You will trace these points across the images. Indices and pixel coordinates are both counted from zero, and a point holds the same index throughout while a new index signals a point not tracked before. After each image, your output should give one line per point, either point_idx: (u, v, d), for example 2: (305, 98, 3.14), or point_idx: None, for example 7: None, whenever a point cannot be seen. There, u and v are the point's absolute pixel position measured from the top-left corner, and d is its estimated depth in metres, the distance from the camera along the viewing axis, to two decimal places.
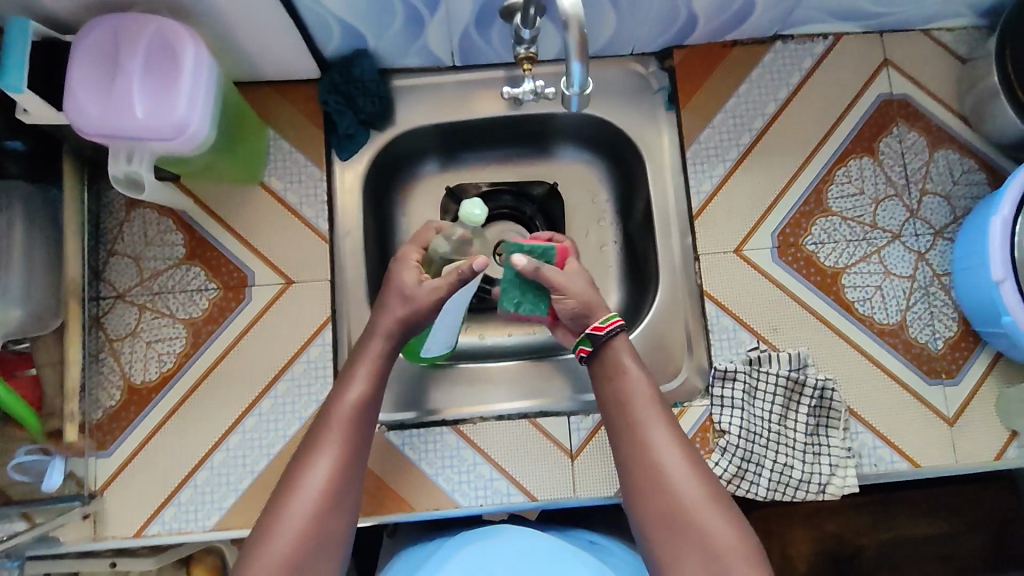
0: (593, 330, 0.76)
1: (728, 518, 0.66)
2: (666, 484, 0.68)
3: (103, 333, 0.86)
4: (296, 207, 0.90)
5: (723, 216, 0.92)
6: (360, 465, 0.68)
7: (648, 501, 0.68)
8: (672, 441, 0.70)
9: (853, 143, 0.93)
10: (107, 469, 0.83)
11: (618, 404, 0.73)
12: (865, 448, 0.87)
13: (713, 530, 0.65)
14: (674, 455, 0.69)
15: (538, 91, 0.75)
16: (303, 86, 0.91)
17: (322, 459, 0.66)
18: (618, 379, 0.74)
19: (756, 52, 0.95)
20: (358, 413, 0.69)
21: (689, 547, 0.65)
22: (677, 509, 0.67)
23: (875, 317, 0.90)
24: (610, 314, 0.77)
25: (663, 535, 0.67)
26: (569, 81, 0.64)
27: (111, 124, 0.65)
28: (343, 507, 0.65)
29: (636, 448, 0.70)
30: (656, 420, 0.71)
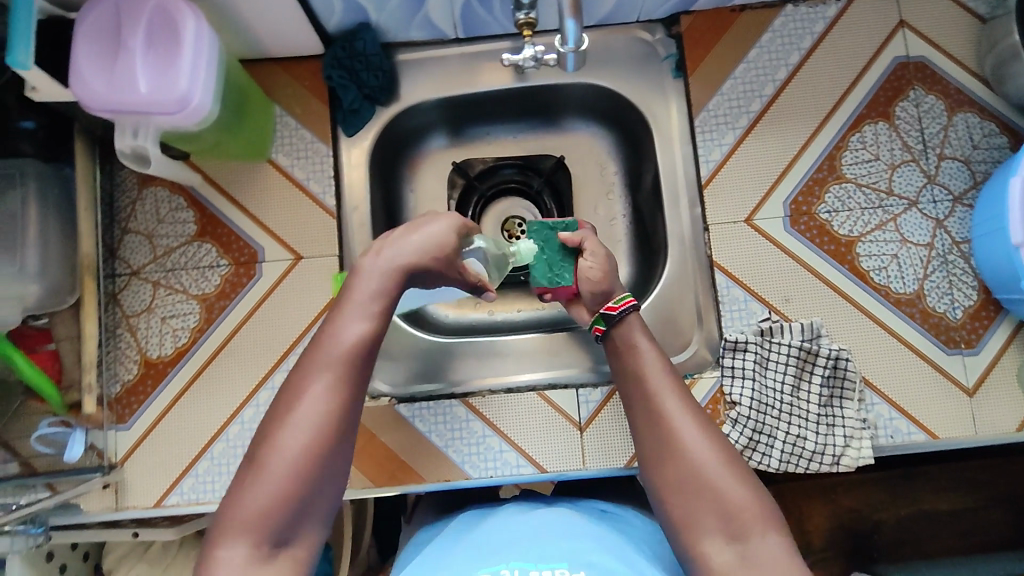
0: (606, 310, 0.77)
1: (743, 480, 0.61)
2: (678, 445, 0.64)
3: (120, 309, 0.88)
4: (303, 182, 0.90)
5: (733, 185, 0.90)
6: (353, 416, 0.58)
7: (658, 464, 0.65)
8: (684, 405, 0.67)
9: (868, 108, 0.91)
10: (127, 442, 0.86)
11: (634, 377, 0.71)
12: (881, 419, 0.85)
13: (728, 492, 0.61)
14: (686, 417, 0.66)
15: (538, 58, 0.79)
16: (308, 62, 0.91)
17: (301, 415, 0.56)
18: (629, 352, 0.73)
19: (766, 15, 0.93)
20: (355, 353, 0.58)
21: (704, 510, 0.61)
22: (690, 470, 0.62)
23: (892, 286, 0.88)
24: (623, 294, 0.79)
25: (677, 501, 0.62)
26: (564, 39, 0.72)
27: (116, 99, 0.67)
28: (331, 465, 0.56)
29: (647, 413, 0.68)
30: (667, 386, 0.68)
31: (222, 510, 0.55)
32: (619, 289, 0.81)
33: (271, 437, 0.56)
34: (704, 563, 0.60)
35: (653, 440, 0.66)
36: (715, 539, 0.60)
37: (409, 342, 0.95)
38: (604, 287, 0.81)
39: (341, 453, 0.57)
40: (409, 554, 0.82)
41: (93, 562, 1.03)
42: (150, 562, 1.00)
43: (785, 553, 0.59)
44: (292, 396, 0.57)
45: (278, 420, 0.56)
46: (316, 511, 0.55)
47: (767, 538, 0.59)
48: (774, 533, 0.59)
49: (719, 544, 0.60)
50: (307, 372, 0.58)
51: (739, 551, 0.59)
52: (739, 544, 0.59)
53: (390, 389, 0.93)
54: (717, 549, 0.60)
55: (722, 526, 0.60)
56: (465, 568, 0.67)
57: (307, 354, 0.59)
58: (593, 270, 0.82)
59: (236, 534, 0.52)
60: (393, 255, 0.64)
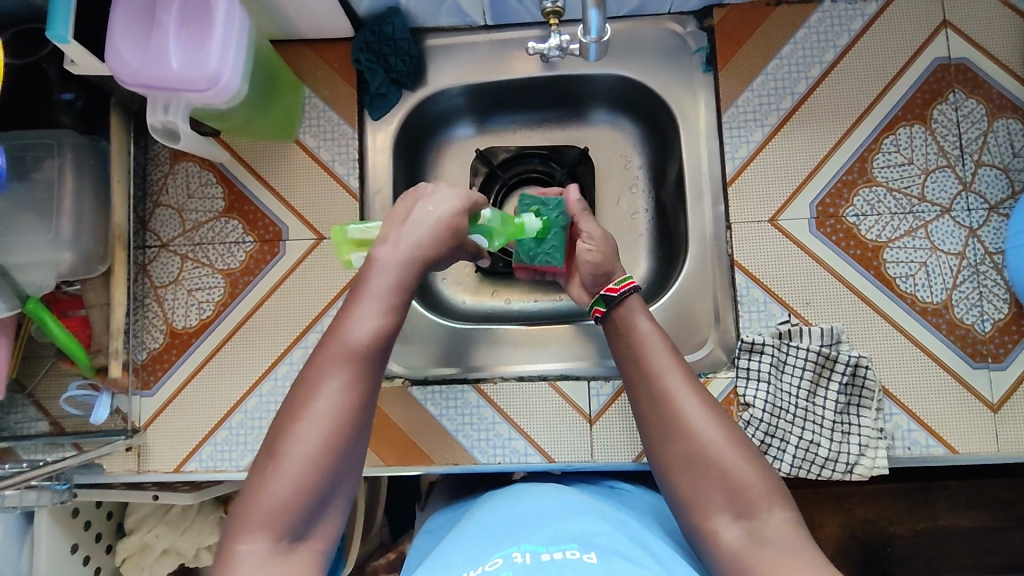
0: (607, 291, 0.77)
1: (752, 460, 0.63)
2: (684, 424, 0.66)
3: (149, 280, 0.91)
4: (328, 163, 0.92)
5: (760, 183, 0.88)
6: (366, 411, 0.59)
7: (664, 444, 0.66)
8: (688, 385, 0.68)
9: (904, 110, 0.89)
10: (151, 408, 0.89)
11: (634, 358, 0.71)
12: (898, 430, 0.83)
13: (738, 471, 0.63)
14: (689, 398, 0.67)
15: (563, 48, 0.78)
16: (338, 45, 0.93)
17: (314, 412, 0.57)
18: (627, 334, 0.74)
19: (802, 12, 0.91)
20: (369, 343, 0.59)
21: (713, 492, 0.63)
22: (697, 451, 0.64)
23: (918, 295, 0.85)
24: (623, 277, 0.80)
25: (684, 477, 0.64)
26: (587, 30, 0.73)
27: (148, 76, 0.68)
28: (346, 455, 0.57)
29: (650, 393, 0.69)
30: (671, 367, 0.69)
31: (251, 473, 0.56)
32: (619, 272, 0.81)
33: (284, 440, 0.56)
34: (713, 538, 0.62)
35: (659, 420, 0.67)
36: (722, 515, 0.62)
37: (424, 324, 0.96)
38: (604, 267, 0.81)
39: (352, 450, 0.58)
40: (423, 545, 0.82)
41: (116, 521, 1.08)
42: (169, 524, 1.05)
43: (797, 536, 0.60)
44: (305, 400, 0.58)
45: (291, 422, 0.57)
46: (338, 500, 0.57)
47: (775, 514, 0.61)
48: (779, 509, 0.61)
49: (727, 521, 0.62)
50: (319, 372, 0.58)
51: (746, 528, 0.61)
52: (746, 521, 0.61)
53: (404, 369, 0.94)
54: (724, 525, 0.62)
55: (728, 503, 0.62)
56: (475, 552, 0.68)
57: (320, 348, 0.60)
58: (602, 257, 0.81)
59: (260, 517, 0.54)
60: (413, 240, 0.65)
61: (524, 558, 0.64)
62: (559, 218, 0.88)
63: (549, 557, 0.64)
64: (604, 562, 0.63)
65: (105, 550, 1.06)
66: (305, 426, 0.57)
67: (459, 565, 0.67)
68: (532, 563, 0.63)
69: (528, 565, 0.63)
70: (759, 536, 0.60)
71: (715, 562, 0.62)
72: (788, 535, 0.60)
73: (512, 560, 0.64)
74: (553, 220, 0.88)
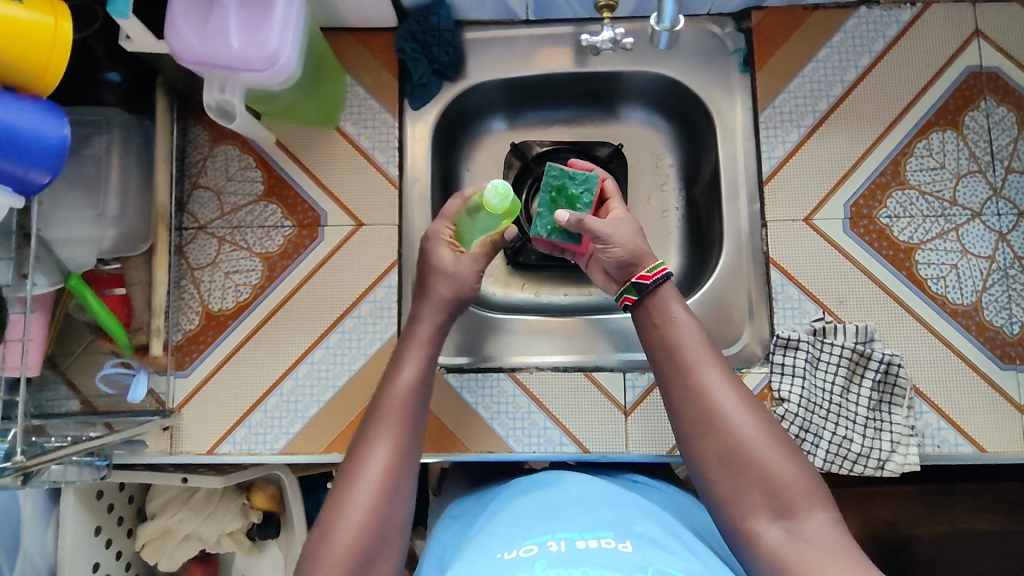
0: (638, 279, 0.76)
1: (790, 455, 0.65)
2: (722, 418, 0.67)
3: (185, 261, 0.91)
4: (368, 151, 0.93)
5: (796, 182, 0.90)
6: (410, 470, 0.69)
7: (701, 438, 0.67)
8: (724, 379, 0.69)
9: (937, 115, 0.90)
10: (185, 389, 0.89)
11: (668, 350, 0.72)
12: (928, 428, 0.84)
13: (778, 468, 0.64)
14: (726, 392, 0.68)
15: (616, 40, 0.80)
16: (382, 34, 0.94)
17: (376, 456, 0.68)
18: (663, 324, 0.74)
19: (838, 17, 0.92)
20: (402, 409, 0.71)
21: (752, 487, 0.64)
22: (735, 446, 0.65)
23: (949, 297, 0.87)
24: (655, 264, 0.78)
25: (721, 472, 0.66)
26: (661, 18, 0.84)
27: (207, 51, 0.68)
28: (394, 514, 0.66)
29: (685, 385, 0.69)
30: (707, 360, 0.70)
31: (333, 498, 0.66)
32: (650, 258, 0.79)
33: (340, 508, 0.65)
34: (753, 537, 0.63)
35: (695, 414, 0.68)
36: (761, 517, 0.63)
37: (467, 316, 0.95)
38: (631, 256, 0.79)
39: (399, 507, 0.67)
40: (448, 530, 0.82)
41: (137, 505, 1.08)
42: (193, 509, 1.05)
43: (834, 529, 0.61)
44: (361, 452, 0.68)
45: (347, 489, 0.66)
46: (393, 527, 0.65)
47: (814, 514, 0.62)
48: (819, 509, 0.62)
49: (766, 521, 0.63)
50: (368, 442, 0.69)
51: (786, 527, 0.62)
52: (785, 520, 0.62)
53: (445, 359, 0.94)
54: (764, 526, 0.63)
55: (766, 502, 0.63)
56: (507, 536, 0.70)
57: (366, 425, 0.71)
58: (633, 251, 0.78)
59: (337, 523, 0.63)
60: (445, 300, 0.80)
61: (559, 546, 0.66)
62: (586, 195, 0.84)
63: (583, 545, 0.66)
64: (640, 551, 0.65)
65: (126, 534, 1.06)
66: (358, 487, 0.66)
67: (489, 547, 0.68)
68: (567, 551, 0.64)
69: (564, 553, 0.64)
70: (798, 535, 0.61)
71: (752, 561, 0.63)
72: (827, 534, 0.61)
73: (547, 548, 0.65)
74: (581, 195, 0.84)
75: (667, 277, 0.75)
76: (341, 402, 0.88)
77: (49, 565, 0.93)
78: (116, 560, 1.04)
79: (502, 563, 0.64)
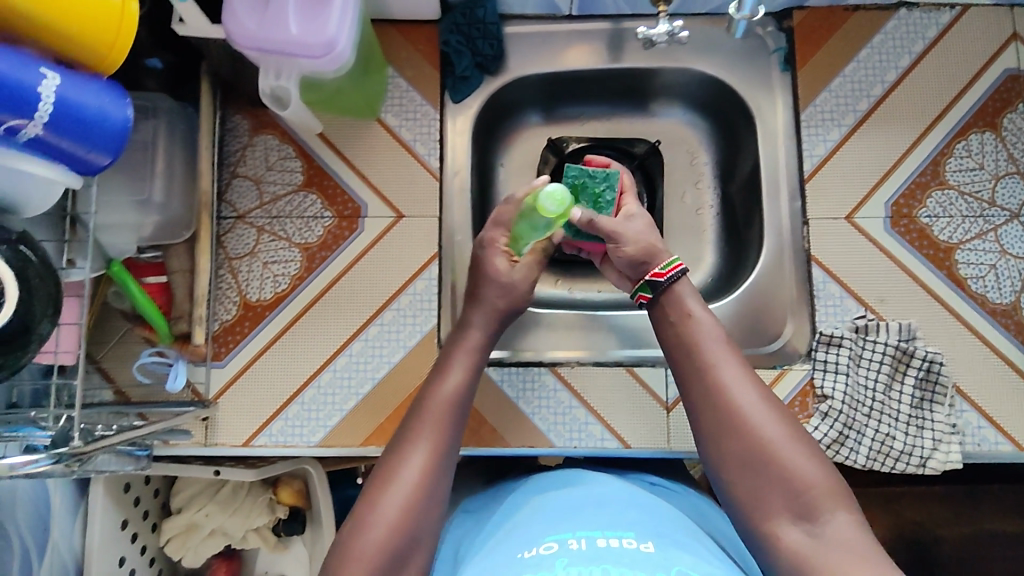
0: (654, 277, 0.78)
1: (810, 455, 0.64)
2: (742, 416, 0.66)
3: (223, 251, 0.90)
4: (409, 143, 0.92)
5: (837, 180, 0.90)
6: (446, 472, 0.69)
7: (721, 437, 0.67)
8: (745, 377, 0.69)
9: (976, 117, 0.91)
10: (221, 380, 0.87)
11: (686, 349, 0.73)
12: (969, 427, 0.84)
13: (799, 469, 0.63)
14: (746, 391, 0.68)
15: (671, 34, 0.85)
16: (423, 27, 0.94)
17: (415, 456, 0.68)
18: (680, 322, 0.75)
19: (879, 18, 0.93)
20: (449, 414, 0.72)
21: (773, 488, 0.63)
22: (753, 444, 0.65)
23: (988, 296, 0.87)
24: (670, 259, 0.79)
25: (739, 470, 0.65)
26: (741, 6, 0.84)
27: (265, 35, 0.67)
28: (426, 519, 0.65)
29: (703, 384, 0.70)
30: (726, 358, 0.71)
31: (367, 495, 0.66)
32: (664, 254, 0.80)
33: (375, 502, 0.65)
34: (773, 540, 0.62)
35: (713, 413, 0.68)
36: (782, 518, 0.62)
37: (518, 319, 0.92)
38: (643, 252, 0.80)
39: (433, 511, 0.67)
40: (461, 526, 0.81)
41: (161, 499, 1.06)
42: (220, 504, 1.04)
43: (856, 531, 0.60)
44: (399, 453, 0.69)
45: (382, 487, 0.66)
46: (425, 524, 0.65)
47: (838, 515, 0.61)
48: (843, 510, 0.62)
49: (788, 525, 0.62)
50: (407, 442, 0.70)
51: (809, 530, 0.61)
52: (806, 523, 0.62)
53: (495, 355, 0.92)
54: (785, 528, 0.62)
55: (787, 504, 0.63)
56: (529, 532, 0.69)
57: (406, 427, 0.71)
58: (644, 248, 0.80)
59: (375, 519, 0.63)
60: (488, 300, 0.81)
61: (580, 545, 0.64)
62: (608, 192, 0.89)
63: (605, 543, 0.64)
64: (661, 551, 0.64)
65: (151, 529, 1.04)
66: (393, 488, 0.66)
67: (512, 546, 0.67)
68: (588, 548, 0.63)
69: (584, 551, 0.63)
70: (821, 537, 0.60)
71: (775, 562, 0.62)
72: (851, 537, 0.60)
73: (567, 546, 0.64)
74: (603, 193, 0.89)
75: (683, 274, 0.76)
76: (380, 395, 0.87)
77: (76, 560, 0.91)
78: (141, 554, 1.02)
79: (521, 563, 0.63)
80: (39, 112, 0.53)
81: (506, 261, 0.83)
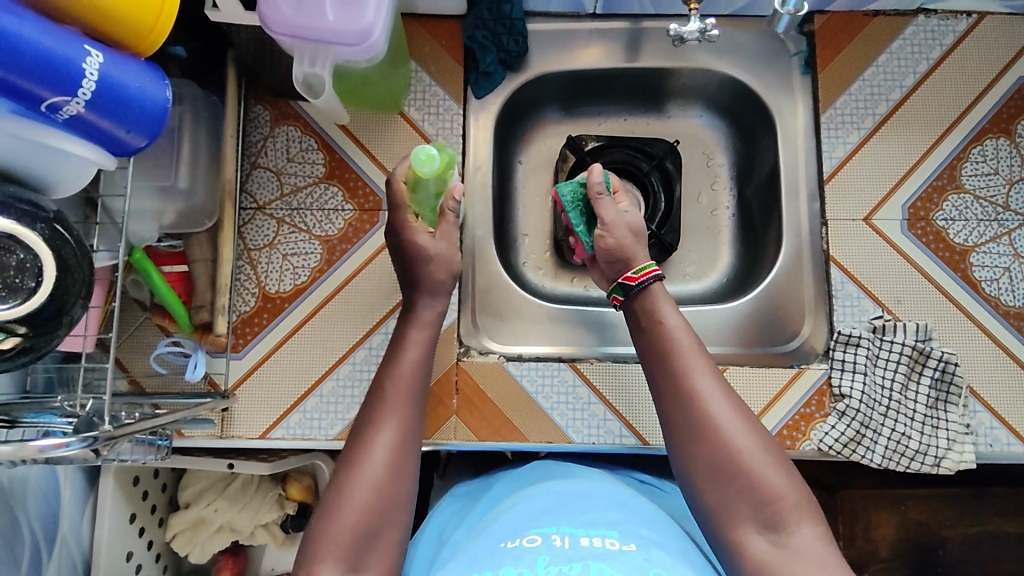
0: (625, 280, 0.78)
1: (779, 465, 0.65)
2: (714, 425, 0.67)
3: (243, 242, 0.89)
4: (431, 137, 0.92)
5: (856, 182, 0.91)
6: (410, 460, 0.69)
7: (689, 445, 0.67)
8: (717, 385, 0.69)
9: (991, 123, 0.92)
10: (239, 371, 0.86)
11: (660, 356, 0.72)
12: (982, 427, 0.85)
13: (766, 478, 0.64)
14: (718, 398, 0.68)
15: (704, 31, 0.86)
16: (448, 22, 0.94)
17: (382, 450, 0.67)
18: (654, 329, 0.74)
19: (898, 24, 0.95)
20: (412, 403, 0.72)
21: (741, 498, 0.64)
22: (724, 454, 0.65)
23: (1001, 299, 0.88)
24: (644, 265, 0.79)
25: (707, 480, 0.65)
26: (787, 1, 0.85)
27: (300, 22, 0.68)
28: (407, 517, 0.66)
29: (676, 392, 0.70)
30: (699, 365, 0.70)
31: (332, 490, 0.66)
32: (640, 257, 0.80)
33: (344, 493, 0.65)
34: (740, 547, 0.63)
35: (684, 421, 0.68)
36: (749, 526, 0.63)
37: (462, 290, 0.93)
38: (619, 252, 0.80)
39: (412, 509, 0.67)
40: (451, 507, 0.81)
41: (169, 493, 1.05)
42: (229, 499, 1.02)
43: (820, 540, 0.62)
44: (361, 446, 0.68)
45: (346, 482, 0.66)
46: (403, 518, 0.66)
47: (802, 527, 0.62)
48: (809, 522, 0.62)
49: (753, 532, 0.63)
50: (372, 429, 0.69)
51: (775, 540, 0.62)
52: (772, 533, 0.62)
53: (499, 348, 0.92)
54: (751, 536, 0.63)
55: (754, 514, 0.63)
56: (513, 522, 0.68)
57: (366, 416, 0.71)
58: (619, 248, 0.80)
59: (364, 511, 0.64)
60: None
61: (562, 543, 0.63)
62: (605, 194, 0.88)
63: (587, 542, 0.62)
64: (643, 551, 0.62)
65: (157, 523, 1.02)
66: (359, 487, 0.65)
67: (495, 537, 0.66)
68: (571, 548, 0.62)
69: (567, 550, 0.61)
70: (787, 548, 0.61)
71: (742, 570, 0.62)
72: (816, 548, 0.61)
73: (550, 542, 0.62)
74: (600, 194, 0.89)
75: (654, 279, 0.76)
76: None
77: (84, 554, 0.90)
78: (147, 549, 1.00)
79: (503, 553, 0.62)
80: (82, 89, 0.53)
81: (433, 235, 0.80)
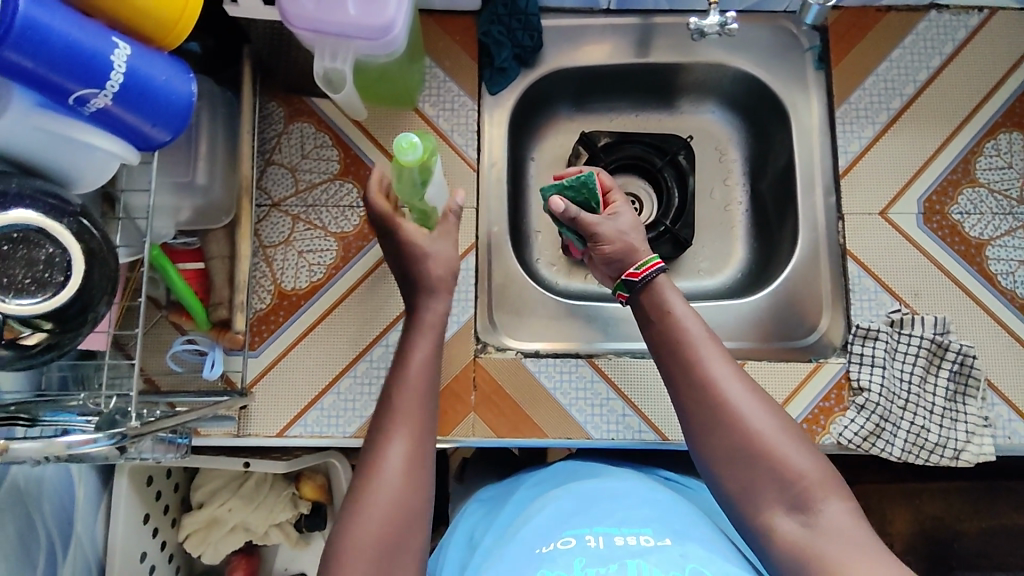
0: (628, 276, 0.76)
1: (801, 445, 0.65)
2: (733, 410, 0.66)
3: (258, 240, 0.88)
4: (447, 133, 0.92)
5: (871, 175, 0.92)
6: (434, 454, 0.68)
7: (709, 432, 0.67)
8: (731, 371, 0.69)
9: (1005, 116, 0.93)
10: (256, 369, 0.86)
11: (670, 346, 0.72)
12: (1000, 419, 0.85)
13: (789, 460, 0.64)
14: (733, 384, 0.68)
15: (723, 25, 0.86)
16: (462, 18, 0.94)
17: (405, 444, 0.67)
18: (662, 319, 0.73)
19: (911, 19, 0.95)
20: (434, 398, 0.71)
21: (767, 480, 0.64)
22: (745, 438, 0.65)
23: (1017, 292, 0.88)
24: (646, 259, 0.77)
25: (730, 465, 0.65)
26: None
27: (319, 18, 0.69)
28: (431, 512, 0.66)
29: (691, 381, 0.69)
30: (711, 352, 0.70)
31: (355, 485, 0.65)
32: (642, 251, 0.78)
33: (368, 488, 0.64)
34: (770, 532, 0.63)
35: (701, 411, 0.68)
36: (776, 509, 0.63)
37: (479, 285, 0.92)
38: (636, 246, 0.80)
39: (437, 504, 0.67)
40: (477, 511, 0.81)
41: (182, 493, 1.04)
42: (243, 499, 1.01)
43: (852, 519, 0.61)
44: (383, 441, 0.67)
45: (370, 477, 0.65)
46: (428, 513, 0.66)
47: (832, 504, 0.62)
48: (835, 498, 0.62)
49: (782, 515, 0.63)
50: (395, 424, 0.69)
51: (803, 521, 0.62)
52: (801, 514, 0.62)
53: (517, 345, 0.92)
54: (781, 519, 0.63)
55: (781, 495, 0.63)
56: (543, 523, 0.68)
57: (388, 410, 0.70)
58: (622, 248, 0.78)
59: (390, 505, 0.64)
60: None
61: (597, 542, 0.63)
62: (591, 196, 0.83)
63: (622, 541, 0.63)
64: (679, 546, 0.62)
65: (170, 524, 1.01)
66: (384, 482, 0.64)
67: (527, 540, 0.66)
68: (606, 548, 0.62)
69: (602, 550, 0.61)
70: (816, 528, 0.61)
71: (774, 559, 0.62)
72: (849, 536, 0.60)
73: (585, 543, 0.63)
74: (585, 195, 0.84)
75: (656, 273, 0.75)
76: None
77: (98, 554, 0.89)
78: (161, 550, 1.00)
79: (538, 558, 0.62)
80: (110, 82, 0.52)
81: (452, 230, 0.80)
